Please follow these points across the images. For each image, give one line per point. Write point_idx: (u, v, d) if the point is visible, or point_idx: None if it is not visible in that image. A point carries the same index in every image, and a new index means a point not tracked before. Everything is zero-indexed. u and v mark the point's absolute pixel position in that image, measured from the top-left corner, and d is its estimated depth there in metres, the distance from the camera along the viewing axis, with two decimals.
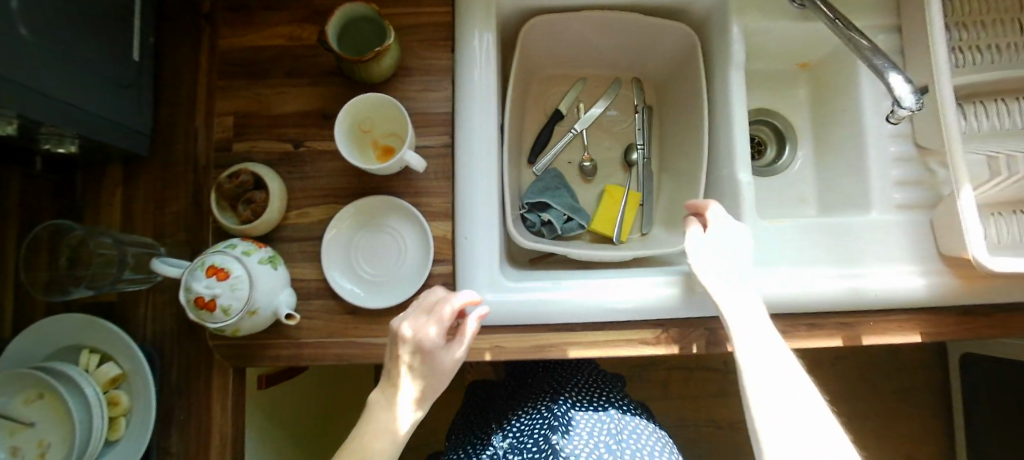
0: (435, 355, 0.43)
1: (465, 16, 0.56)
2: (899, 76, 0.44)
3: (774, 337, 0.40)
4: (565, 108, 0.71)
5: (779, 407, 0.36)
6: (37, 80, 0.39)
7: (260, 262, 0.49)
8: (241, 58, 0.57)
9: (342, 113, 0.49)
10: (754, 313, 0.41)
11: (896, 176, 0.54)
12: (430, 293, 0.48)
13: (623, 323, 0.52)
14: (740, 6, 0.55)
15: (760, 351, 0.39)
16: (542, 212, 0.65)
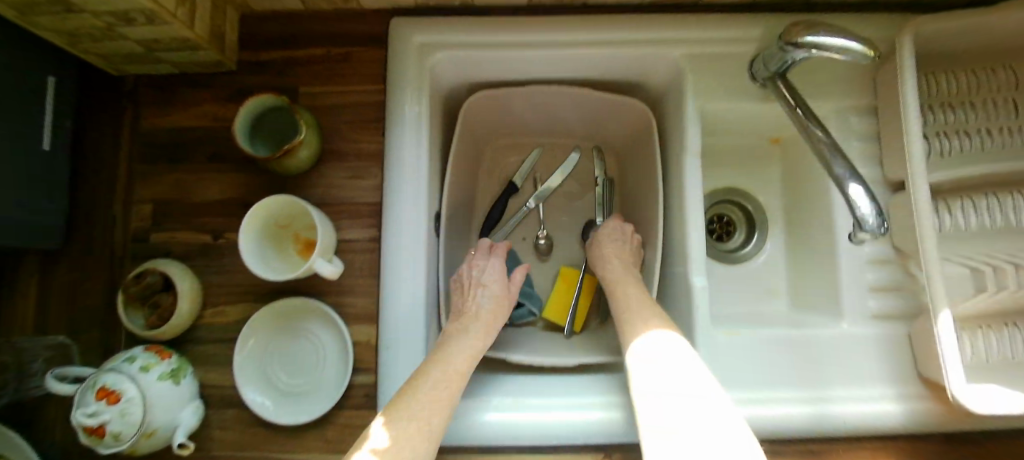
0: (496, 293, 0.52)
1: (394, 92, 0.50)
2: (859, 186, 0.39)
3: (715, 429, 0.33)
4: (520, 179, 0.65)
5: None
6: None
7: (160, 378, 0.46)
8: (158, 142, 0.53)
9: (249, 219, 0.45)
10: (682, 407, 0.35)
11: (871, 281, 0.51)
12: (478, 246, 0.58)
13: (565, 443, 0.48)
14: (698, 89, 0.50)
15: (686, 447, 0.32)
16: None
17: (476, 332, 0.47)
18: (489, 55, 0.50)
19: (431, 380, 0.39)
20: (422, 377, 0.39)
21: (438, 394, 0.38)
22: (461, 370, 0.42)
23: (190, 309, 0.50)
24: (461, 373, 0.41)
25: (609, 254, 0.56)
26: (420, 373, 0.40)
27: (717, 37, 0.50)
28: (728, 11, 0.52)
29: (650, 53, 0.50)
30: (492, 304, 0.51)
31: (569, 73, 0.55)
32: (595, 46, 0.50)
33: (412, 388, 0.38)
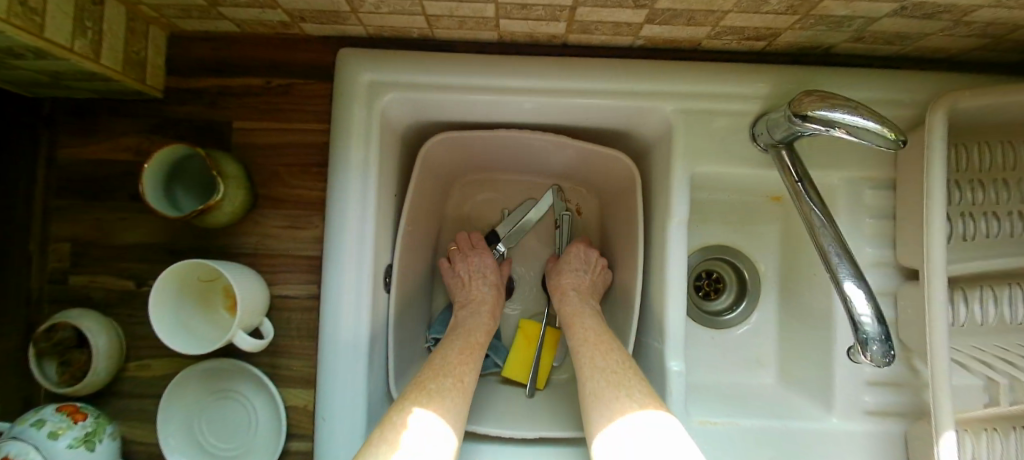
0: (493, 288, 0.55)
1: (339, 136, 0.45)
2: (858, 284, 0.34)
3: None
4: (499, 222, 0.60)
5: None
6: None
7: (71, 446, 0.41)
8: (84, 173, 0.48)
9: (164, 286, 0.39)
10: None
11: (869, 375, 0.44)
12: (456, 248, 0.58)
13: None
14: (688, 148, 0.44)
15: None
16: None
17: (478, 333, 0.49)
18: (456, 98, 0.45)
19: (445, 386, 0.41)
20: (435, 383, 0.40)
21: (452, 401, 0.39)
22: (469, 370, 0.44)
23: (110, 366, 0.45)
24: (469, 374, 0.44)
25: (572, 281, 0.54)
26: (431, 378, 0.41)
27: (712, 91, 0.44)
28: (728, 58, 0.45)
29: (634, 105, 0.44)
30: (490, 301, 0.53)
31: (544, 117, 0.48)
32: (574, 95, 0.44)
33: (426, 393, 0.39)
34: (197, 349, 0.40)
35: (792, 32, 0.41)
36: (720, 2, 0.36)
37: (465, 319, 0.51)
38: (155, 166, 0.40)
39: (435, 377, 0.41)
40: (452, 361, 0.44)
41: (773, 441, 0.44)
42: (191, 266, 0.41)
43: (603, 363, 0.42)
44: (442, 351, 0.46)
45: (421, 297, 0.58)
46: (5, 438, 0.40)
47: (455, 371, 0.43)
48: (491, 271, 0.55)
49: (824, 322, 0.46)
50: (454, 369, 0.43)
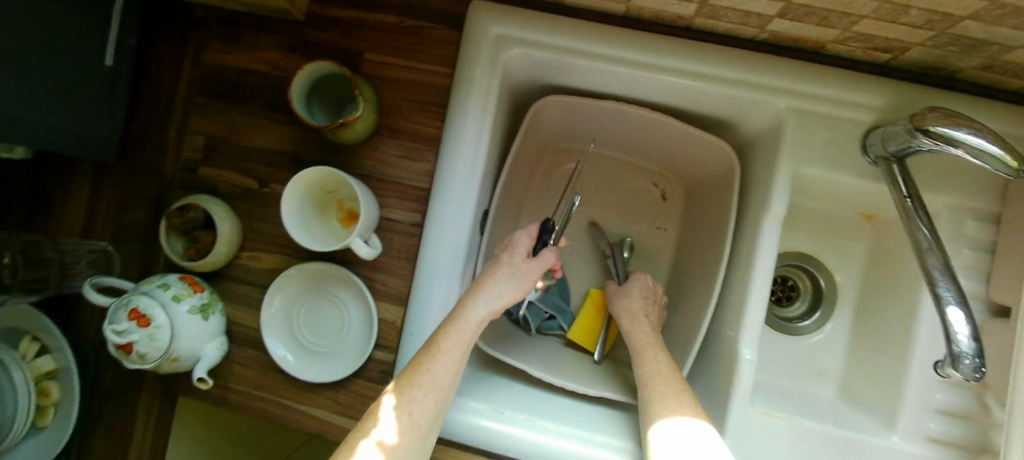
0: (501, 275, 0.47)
1: (460, 81, 0.47)
2: (962, 311, 0.36)
3: None
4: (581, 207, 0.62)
5: None
6: None
7: (189, 311, 0.48)
8: (224, 77, 0.52)
9: (293, 188, 0.44)
10: None
11: (940, 403, 0.45)
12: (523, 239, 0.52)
13: None
14: (796, 148, 0.45)
15: None
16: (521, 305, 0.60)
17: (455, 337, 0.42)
18: (574, 63, 0.47)
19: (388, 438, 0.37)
20: (370, 424, 0.38)
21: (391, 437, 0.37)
22: (412, 399, 0.39)
23: (230, 250, 0.51)
24: (415, 402, 0.39)
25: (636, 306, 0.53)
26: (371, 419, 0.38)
27: (830, 97, 0.45)
28: (849, 66, 0.46)
29: (749, 98, 0.46)
30: (481, 285, 0.46)
31: (656, 96, 0.50)
32: (690, 79, 0.46)
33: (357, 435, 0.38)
34: (319, 247, 0.45)
35: (922, 49, 0.41)
36: (861, 5, 0.36)
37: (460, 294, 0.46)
38: (302, 78, 0.44)
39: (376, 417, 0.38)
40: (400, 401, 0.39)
41: (827, 444, 0.46)
42: (323, 172, 0.45)
43: (675, 404, 0.42)
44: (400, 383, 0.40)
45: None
46: (137, 292, 0.47)
47: (397, 402, 0.39)
48: (508, 256, 0.49)
49: (902, 346, 0.47)
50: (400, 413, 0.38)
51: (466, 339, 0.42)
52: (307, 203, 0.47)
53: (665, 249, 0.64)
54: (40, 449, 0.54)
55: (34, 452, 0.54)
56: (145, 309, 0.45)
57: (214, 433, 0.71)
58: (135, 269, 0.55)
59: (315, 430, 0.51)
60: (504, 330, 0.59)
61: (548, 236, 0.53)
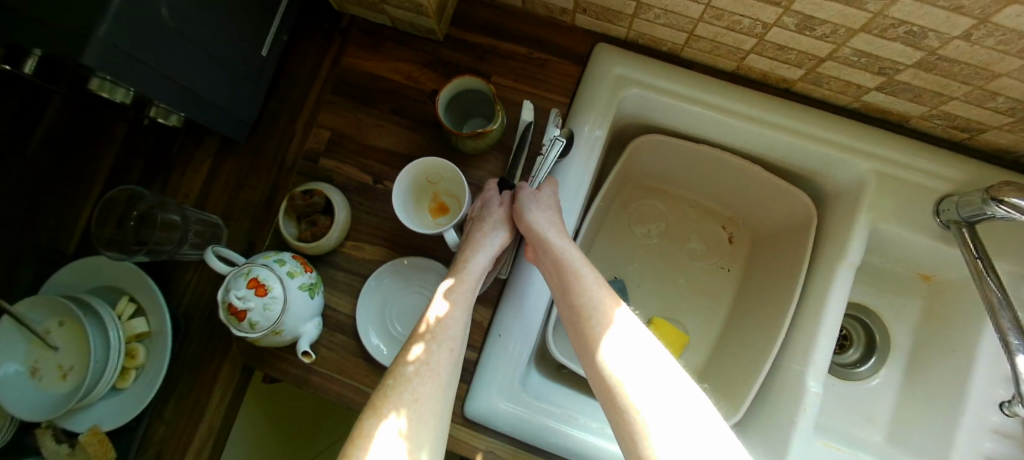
0: (484, 229, 0.50)
1: (580, 109, 0.53)
2: None
3: (660, 382, 0.35)
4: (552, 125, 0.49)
5: (667, 424, 0.33)
6: (154, 58, 0.41)
7: (299, 288, 0.50)
8: (357, 81, 0.58)
9: (406, 171, 0.48)
10: (646, 366, 0.36)
11: (988, 451, 0.47)
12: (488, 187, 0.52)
13: None
14: (876, 202, 0.50)
15: (646, 387, 0.35)
16: None
17: (457, 293, 0.46)
18: (681, 107, 0.53)
19: (411, 389, 0.40)
20: (393, 379, 0.41)
21: (417, 387, 0.40)
22: (434, 349, 0.43)
23: (338, 237, 0.54)
24: (435, 352, 0.43)
25: (546, 222, 0.46)
26: (390, 373, 0.41)
27: (907, 164, 0.50)
28: (926, 140, 0.52)
29: (836, 156, 0.51)
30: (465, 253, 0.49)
31: (743, 143, 0.56)
32: (783, 132, 0.52)
33: (384, 392, 0.40)
34: (416, 229, 0.47)
35: (998, 132, 0.47)
36: (953, 90, 0.43)
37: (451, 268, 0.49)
38: (449, 90, 0.50)
39: (395, 373, 0.41)
40: (418, 358, 0.42)
41: None
42: (439, 164, 0.49)
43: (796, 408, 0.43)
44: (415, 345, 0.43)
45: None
46: (257, 263, 0.50)
47: (419, 355, 0.42)
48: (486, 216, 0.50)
49: (954, 397, 0.50)
50: (419, 365, 0.41)
51: (465, 290, 0.46)
52: (411, 191, 0.51)
53: (726, 288, 0.67)
54: (122, 409, 0.55)
55: (114, 409, 0.55)
56: (265, 279, 0.48)
57: (261, 422, 0.71)
58: (241, 243, 0.59)
59: None
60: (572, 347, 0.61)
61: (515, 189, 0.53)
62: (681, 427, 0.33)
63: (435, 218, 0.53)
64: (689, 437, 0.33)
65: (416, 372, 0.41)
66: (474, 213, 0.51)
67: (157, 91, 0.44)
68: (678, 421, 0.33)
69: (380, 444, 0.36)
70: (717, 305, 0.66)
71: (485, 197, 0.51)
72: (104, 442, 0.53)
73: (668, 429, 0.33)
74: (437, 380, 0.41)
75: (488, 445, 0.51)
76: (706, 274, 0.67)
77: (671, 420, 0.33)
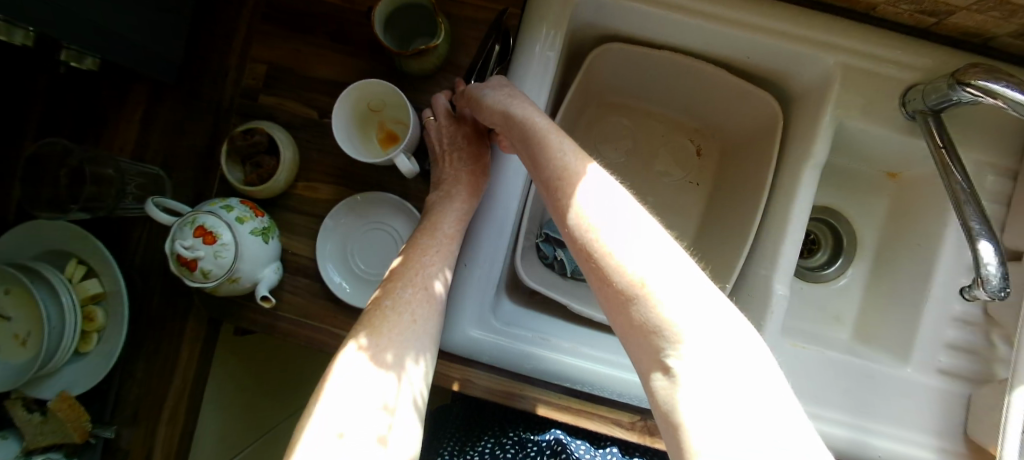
0: (470, 168, 0.52)
1: (530, 19, 0.49)
2: (991, 246, 0.39)
3: (655, 241, 0.31)
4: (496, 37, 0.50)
5: (667, 283, 0.29)
6: None
7: (251, 233, 0.48)
8: (291, 6, 0.54)
9: (342, 98, 0.46)
10: (637, 230, 0.32)
11: (949, 338, 0.49)
12: (440, 100, 0.51)
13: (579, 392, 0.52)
14: (843, 98, 0.48)
15: (642, 249, 0.31)
16: (557, 249, 0.63)
17: (449, 223, 0.48)
18: (637, 9, 0.50)
19: (411, 310, 0.41)
20: (390, 300, 0.42)
21: (414, 312, 0.41)
22: (431, 273, 0.44)
23: (287, 178, 0.52)
24: (432, 278, 0.44)
25: (504, 98, 0.44)
26: (386, 295, 0.42)
27: (873, 55, 0.48)
28: (890, 29, 0.50)
29: (801, 51, 0.49)
30: (448, 191, 0.50)
31: (704, 46, 0.54)
32: (747, 30, 0.49)
33: (381, 312, 0.41)
34: (355, 157, 0.45)
35: (965, 13, 0.44)
36: None
37: (436, 201, 0.50)
38: (386, 4, 0.46)
39: (392, 295, 0.42)
40: (413, 283, 0.43)
41: (849, 375, 0.50)
42: (378, 87, 0.47)
43: None
44: (407, 273, 0.44)
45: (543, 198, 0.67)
46: (203, 211, 0.47)
47: (417, 279, 0.43)
48: (456, 147, 0.52)
49: (918, 290, 0.51)
50: (411, 289, 0.42)
51: (460, 225, 0.48)
52: (353, 119, 0.49)
53: (697, 203, 0.68)
54: (88, 373, 0.54)
55: (81, 373, 0.54)
56: (212, 226, 0.45)
57: (237, 373, 0.71)
58: (188, 195, 0.55)
59: None
60: (543, 275, 0.62)
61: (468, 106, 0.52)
62: (663, 260, 0.30)
63: (385, 148, 0.51)
64: (675, 269, 0.30)
65: (409, 297, 0.42)
66: (451, 150, 0.52)
67: (53, 23, 0.39)
68: (659, 255, 0.30)
69: (343, 364, 0.37)
70: (689, 221, 0.68)
71: (446, 123, 0.51)
72: (75, 407, 0.52)
73: (652, 262, 0.30)
74: (432, 304, 0.43)
75: (463, 373, 0.51)
76: (677, 193, 0.69)
77: (654, 258, 0.30)
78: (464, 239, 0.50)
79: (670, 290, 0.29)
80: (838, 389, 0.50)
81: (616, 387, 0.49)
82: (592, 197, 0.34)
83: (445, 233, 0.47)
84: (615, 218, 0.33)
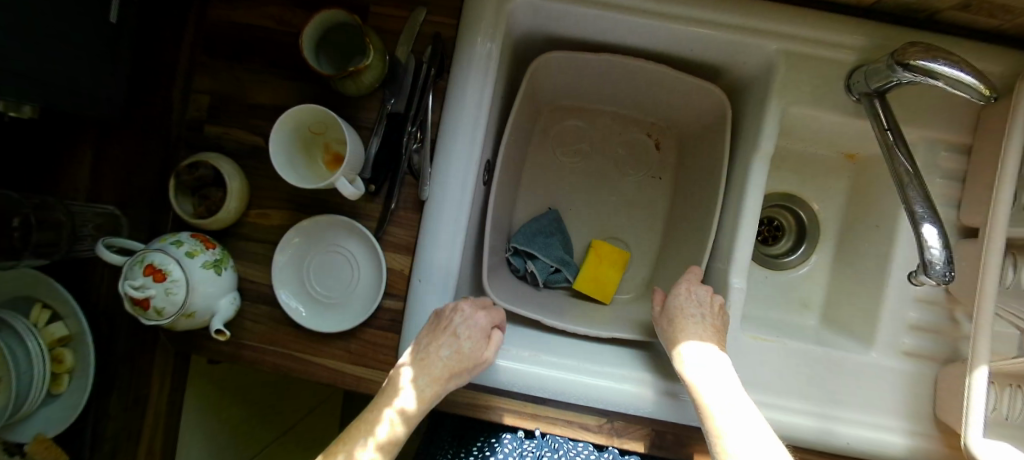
0: (456, 378, 0.46)
1: (466, 24, 0.49)
2: (935, 227, 0.38)
3: (743, 404, 0.39)
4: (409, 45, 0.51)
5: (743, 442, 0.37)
6: None
7: (202, 266, 0.48)
8: (233, 35, 0.55)
9: (281, 126, 0.45)
10: (729, 392, 0.40)
11: (912, 319, 0.49)
12: (462, 311, 0.47)
13: (545, 400, 0.52)
14: (784, 85, 0.48)
15: (728, 409, 0.39)
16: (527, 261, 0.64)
17: (428, 387, 0.44)
18: (572, 10, 0.49)
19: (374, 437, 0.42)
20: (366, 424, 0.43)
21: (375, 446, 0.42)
22: (408, 418, 0.43)
23: (238, 208, 0.52)
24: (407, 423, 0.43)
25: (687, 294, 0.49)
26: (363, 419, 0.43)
27: (814, 38, 0.47)
28: (831, 9, 0.49)
29: (741, 41, 0.48)
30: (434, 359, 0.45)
31: (646, 41, 0.53)
32: (686, 24, 0.48)
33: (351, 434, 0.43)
34: (297, 184, 0.46)
35: None
36: None
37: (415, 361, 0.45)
38: (314, 26, 0.46)
39: (365, 420, 0.43)
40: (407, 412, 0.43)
41: (814, 363, 0.50)
42: (315, 112, 0.47)
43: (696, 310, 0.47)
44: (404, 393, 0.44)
45: (509, 207, 0.67)
46: (151, 248, 0.46)
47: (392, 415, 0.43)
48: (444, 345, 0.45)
49: (878, 272, 0.51)
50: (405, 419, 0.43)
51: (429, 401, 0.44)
52: (295, 145, 0.49)
53: (663, 195, 0.70)
54: (59, 415, 0.54)
55: (54, 416, 0.54)
56: (161, 263, 0.45)
57: (217, 398, 0.73)
58: (145, 232, 0.56)
59: (328, 378, 0.52)
60: (514, 286, 0.63)
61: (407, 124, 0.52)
62: (741, 420, 0.38)
63: (332, 170, 0.51)
64: (749, 429, 0.38)
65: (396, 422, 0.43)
66: (455, 331, 0.45)
67: None
68: (737, 413, 0.39)
69: None
70: (656, 217, 0.69)
71: (451, 326, 0.46)
72: (53, 448, 0.51)
73: (726, 415, 0.39)
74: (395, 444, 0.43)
75: None
76: (641, 187, 0.70)
77: (737, 419, 0.38)
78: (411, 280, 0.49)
79: (740, 440, 0.37)
80: (803, 379, 0.49)
81: (577, 391, 0.49)
82: (717, 368, 0.42)
83: (421, 394, 0.44)
84: (717, 381, 0.41)
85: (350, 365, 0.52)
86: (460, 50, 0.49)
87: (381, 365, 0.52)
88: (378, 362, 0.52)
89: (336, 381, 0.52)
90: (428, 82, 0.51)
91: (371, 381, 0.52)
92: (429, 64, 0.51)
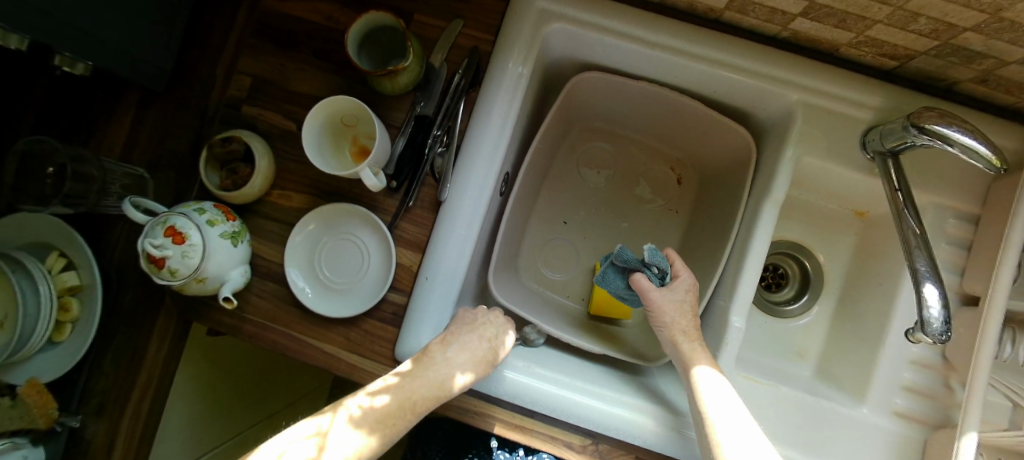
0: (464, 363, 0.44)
1: (505, 39, 0.51)
2: (936, 289, 0.38)
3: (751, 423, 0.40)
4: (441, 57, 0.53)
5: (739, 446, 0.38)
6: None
7: (221, 236, 0.49)
8: (282, 23, 0.58)
9: (316, 112, 0.48)
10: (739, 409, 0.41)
11: (907, 381, 0.49)
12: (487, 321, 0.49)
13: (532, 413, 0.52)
14: (800, 136, 0.50)
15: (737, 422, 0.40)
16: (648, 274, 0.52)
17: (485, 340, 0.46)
18: (606, 42, 0.52)
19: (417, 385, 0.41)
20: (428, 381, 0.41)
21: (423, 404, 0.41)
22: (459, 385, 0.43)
23: (262, 186, 0.54)
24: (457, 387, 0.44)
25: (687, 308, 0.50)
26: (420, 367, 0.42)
27: (834, 94, 0.49)
28: (855, 69, 0.50)
29: (765, 88, 0.50)
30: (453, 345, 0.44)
31: (672, 77, 0.56)
32: (712, 66, 0.50)
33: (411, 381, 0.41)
34: (323, 169, 0.48)
35: (924, 58, 0.45)
36: (875, 12, 0.40)
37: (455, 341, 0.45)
38: (359, 25, 0.49)
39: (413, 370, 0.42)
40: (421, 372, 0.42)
41: (803, 410, 0.50)
42: (349, 106, 0.50)
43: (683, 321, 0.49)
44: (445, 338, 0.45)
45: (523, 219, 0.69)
46: (175, 212, 0.48)
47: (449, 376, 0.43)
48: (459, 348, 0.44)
49: (878, 330, 0.51)
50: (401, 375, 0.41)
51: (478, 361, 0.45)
52: (326, 133, 0.51)
53: (676, 227, 0.71)
54: (59, 362, 0.54)
55: (50, 362, 0.54)
56: (182, 227, 0.46)
57: (205, 371, 0.74)
58: (169, 197, 0.58)
59: (323, 363, 0.53)
60: (524, 295, 0.64)
61: (434, 129, 0.54)
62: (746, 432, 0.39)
63: (356, 162, 0.53)
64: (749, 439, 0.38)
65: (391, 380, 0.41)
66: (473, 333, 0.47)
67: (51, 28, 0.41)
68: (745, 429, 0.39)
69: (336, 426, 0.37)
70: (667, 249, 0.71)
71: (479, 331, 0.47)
72: (44, 394, 0.49)
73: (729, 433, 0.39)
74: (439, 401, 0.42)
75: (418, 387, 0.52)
76: (655, 217, 0.71)
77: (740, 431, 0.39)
78: (420, 275, 0.50)
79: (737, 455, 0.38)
80: (792, 425, 0.49)
81: (569, 407, 0.49)
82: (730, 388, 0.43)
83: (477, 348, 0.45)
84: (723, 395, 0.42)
85: (346, 355, 0.53)
86: (496, 63, 0.51)
87: (376, 356, 0.52)
88: (373, 352, 0.52)
89: (331, 366, 0.53)
90: (462, 92, 0.53)
91: (365, 370, 0.52)
92: (465, 73, 0.53)
